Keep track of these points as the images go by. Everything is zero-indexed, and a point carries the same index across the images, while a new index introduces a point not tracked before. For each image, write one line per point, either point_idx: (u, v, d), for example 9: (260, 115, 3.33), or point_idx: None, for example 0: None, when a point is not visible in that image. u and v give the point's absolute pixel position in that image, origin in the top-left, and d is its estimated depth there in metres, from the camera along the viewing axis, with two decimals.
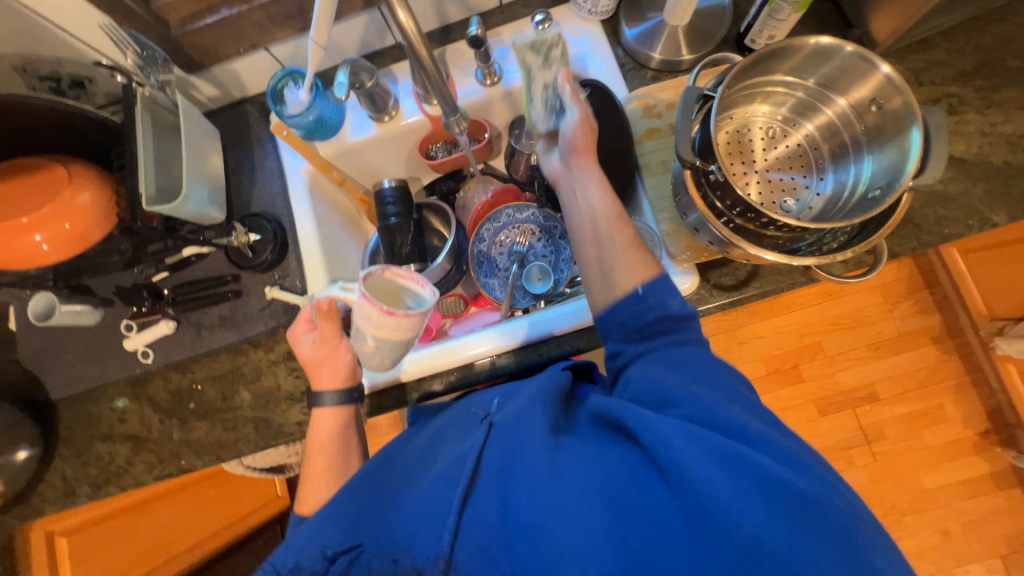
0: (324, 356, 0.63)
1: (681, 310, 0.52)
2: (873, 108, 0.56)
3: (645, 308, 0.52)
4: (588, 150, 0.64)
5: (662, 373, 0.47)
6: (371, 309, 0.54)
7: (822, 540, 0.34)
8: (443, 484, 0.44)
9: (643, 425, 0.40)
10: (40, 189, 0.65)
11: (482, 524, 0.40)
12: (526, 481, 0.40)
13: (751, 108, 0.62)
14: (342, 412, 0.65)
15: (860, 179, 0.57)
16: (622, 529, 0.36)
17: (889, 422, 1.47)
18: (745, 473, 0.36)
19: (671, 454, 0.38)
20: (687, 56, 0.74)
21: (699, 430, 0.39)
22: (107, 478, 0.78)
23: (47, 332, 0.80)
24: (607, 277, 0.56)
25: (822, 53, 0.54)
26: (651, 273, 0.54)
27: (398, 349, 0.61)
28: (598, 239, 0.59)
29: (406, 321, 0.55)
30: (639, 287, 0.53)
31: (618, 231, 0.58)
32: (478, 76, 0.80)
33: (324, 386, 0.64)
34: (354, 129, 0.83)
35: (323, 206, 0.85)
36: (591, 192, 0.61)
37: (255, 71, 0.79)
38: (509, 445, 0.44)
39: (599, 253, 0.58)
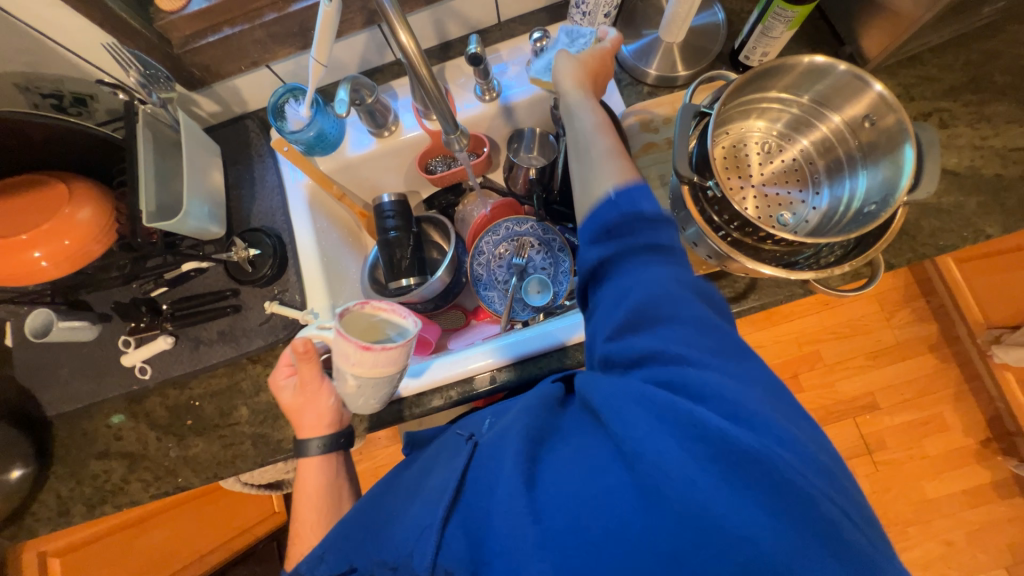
0: (306, 402, 0.65)
1: (655, 213, 0.48)
2: (867, 124, 0.57)
3: (615, 210, 0.49)
4: (591, 72, 0.62)
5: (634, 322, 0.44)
6: (347, 347, 0.55)
7: (775, 506, 0.34)
8: (427, 505, 0.46)
9: (608, 408, 0.41)
10: (41, 206, 0.64)
11: (458, 539, 0.42)
12: (494, 488, 0.42)
13: (748, 124, 0.63)
14: (329, 459, 0.67)
15: (855, 194, 0.57)
16: (583, 521, 0.37)
17: (889, 430, 1.46)
18: (695, 441, 0.36)
19: (627, 432, 0.39)
20: (682, 72, 0.75)
21: (657, 401, 0.39)
22: (103, 497, 0.76)
23: (44, 348, 0.80)
24: (588, 183, 0.52)
25: (816, 71, 0.56)
26: (632, 177, 0.51)
27: (381, 386, 0.62)
28: (583, 151, 0.56)
29: (383, 355, 0.56)
30: (613, 192, 0.50)
31: (603, 139, 0.56)
32: (477, 92, 0.81)
33: (309, 433, 0.66)
34: (354, 144, 0.83)
35: (323, 220, 0.85)
36: (586, 106, 0.58)
37: (256, 87, 0.80)
38: (485, 454, 0.46)
39: (582, 158, 0.55)
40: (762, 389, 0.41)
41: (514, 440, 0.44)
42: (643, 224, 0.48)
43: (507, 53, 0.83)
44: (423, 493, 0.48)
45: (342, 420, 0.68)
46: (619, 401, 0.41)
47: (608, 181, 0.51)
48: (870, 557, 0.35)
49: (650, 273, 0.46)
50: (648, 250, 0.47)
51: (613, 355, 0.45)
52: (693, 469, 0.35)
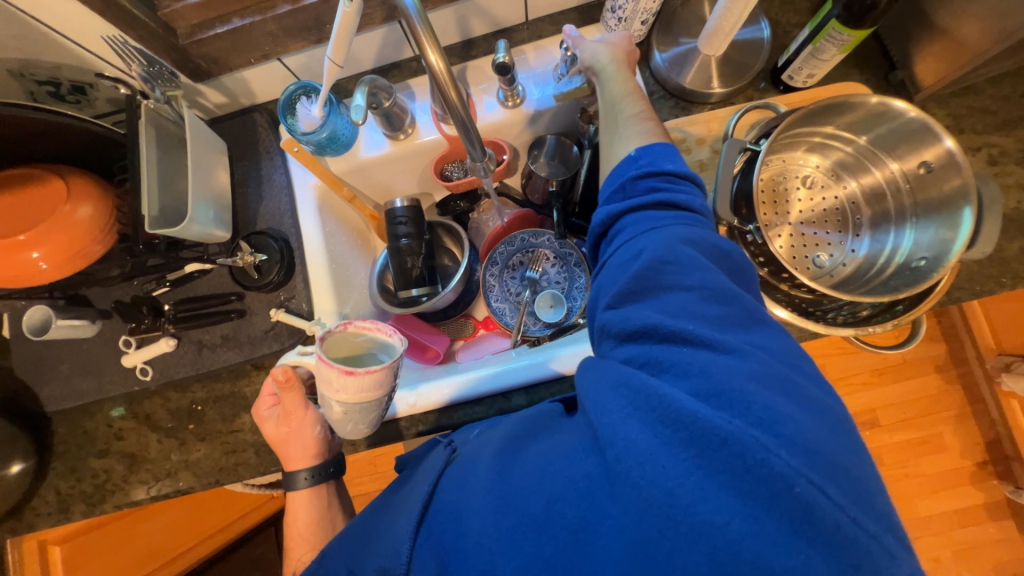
0: (289, 434, 0.64)
1: (675, 170, 0.51)
2: (923, 172, 0.53)
3: (633, 166, 0.52)
4: (626, 62, 0.63)
5: (631, 289, 0.45)
6: (331, 373, 0.55)
7: (745, 487, 0.33)
8: (408, 511, 0.48)
9: (589, 398, 0.42)
10: (38, 204, 0.61)
11: (438, 534, 0.44)
12: (474, 486, 0.44)
13: (793, 156, 0.60)
14: (321, 490, 0.66)
15: (899, 247, 0.55)
16: (554, 513, 0.38)
17: (886, 447, 1.47)
18: (664, 422, 0.36)
19: (601, 420, 0.39)
20: (718, 88, 0.71)
21: (629, 382, 0.40)
22: (103, 496, 0.76)
23: (43, 342, 0.78)
24: (613, 152, 0.57)
25: (881, 114, 0.52)
26: (656, 140, 0.55)
27: (370, 411, 0.61)
28: (612, 119, 0.60)
29: (367, 378, 0.56)
30: (635, 152, 0.53)
31: (632, 103, 0.59)
32: (500, 96, 0.77)
33: (295, 465, 0.65)
34: (368, 145, 0.79)
35: (332, 223, 0.82)
36: (614, 83, 0.61)
37: (265, 79, 0.76)
38: (471, 454, 0.49)
39: (613, 127, 0.59)
40: (767, 360, 0.39)
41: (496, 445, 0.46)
42: (664, 181, 0.50)
43: (533, 55, 0.78)
44: (408, 499, 0.51)
45: (328, 448, 0.68)
46: (599, 394, 0.41)
47: (631, 145, 0.55)
48: (859, 545, 0.33)
49: (657, 237, 0.46)
50: (664, 205, 0.49)
51: (610, 324, 0.45)
52: (663, 457, 0.35)
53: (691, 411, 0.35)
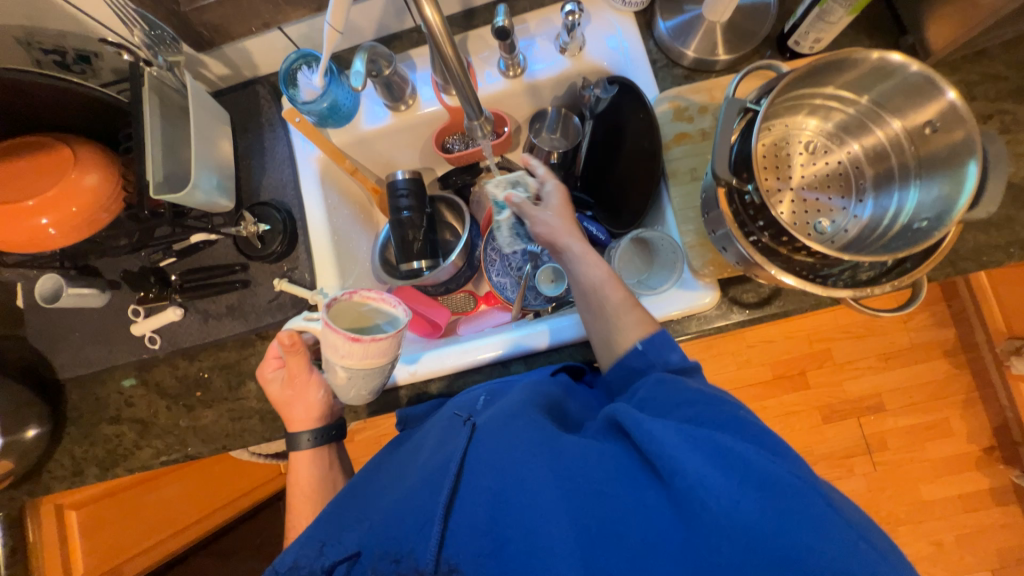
0: (294, 396, 0.66)
1: (682, 362, 0.55)
2: (928, 132, 0.52)
3: (646, 363, 0.55)
4: (569, 220, 0.68)
5: (670, 381, 0.50)
6: (337, 339, 0.56)
7: (820, 526, 0.35)
8: (432, 490, 0.48)
9: (636, 424, 0.43)
10: (46, 169, 0.62)
11: (472, 520, 0.43)
12: (517, 480, 0.44)
13: (795, 120, 0.60)
14: (322, 454, 0.68)
15: (903, 208, 0.54)
16: (620, 531, 0.39)
17: (892, 432, 1.45)
18: (722, 458, 0.39)
19: (657, 447, 0.40)
20: (723, 56, 0.70)
21: (690, 430, 0.41)
22: (115, 461, 0.78)
23: (54, 312, 0.80)
24: (613, 342, 0.59)
25: (882, 71, 0.51)
26: (651, 328, 0.58)
27: (374, 378, 0.63)
28: (599, 310, 0.61)
29: (374, 346, 0.57)
30: (639, 343, 0.57)
31: (613, 293, 0.61)
32: (501, 67, 0.76)
33: (299, 427, 0.67)
34: (369, 117, 0.80)
35: (334, 195, 0.83)
36: (582, 272, 0.63)
37: (268, 52, 0.77)
38: (500, 441, 0.48)
39: (603, 318, 0.61)
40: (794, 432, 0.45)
41: (541, 453, 0.45)
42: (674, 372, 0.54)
43: (535, 25, 0.77)
44: (426, 474, 0.50)
45: (331, 412, 0.69)
46: (649, 421, 0.43)
47: (631, 336, 0.57)
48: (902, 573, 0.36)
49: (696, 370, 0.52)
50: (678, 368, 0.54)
51: (652, 398, 0.49)
52: (723, 485, 0.37)
53: (748, 455, 0.39)
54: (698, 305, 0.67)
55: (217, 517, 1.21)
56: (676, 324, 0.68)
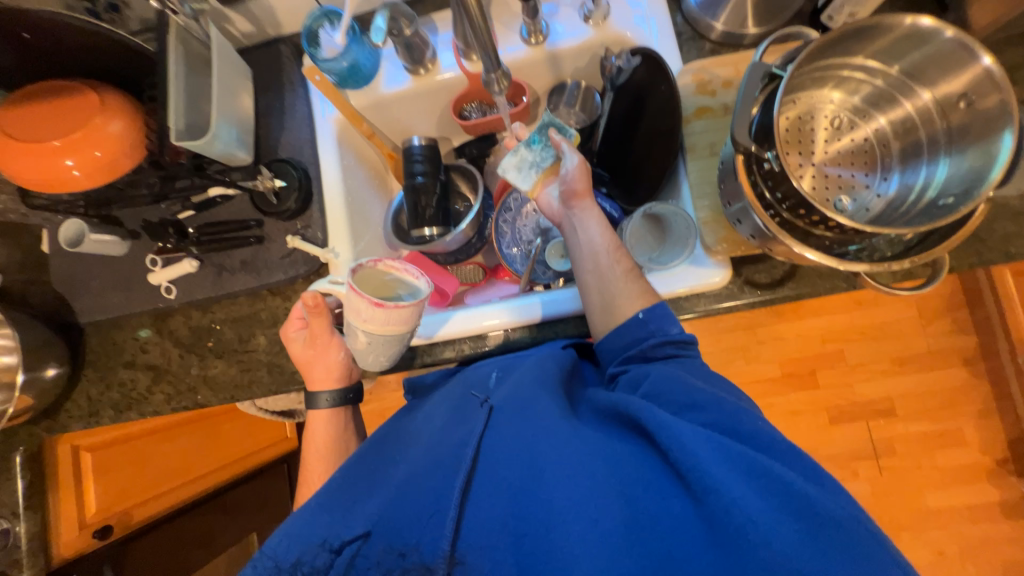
0: (316, 355, 0.66)
1: (681, 336, 0.56)
2: (962, 105, 0.50)
3: (647, 333, 0.56)
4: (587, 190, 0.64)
5: (690, 378, 0.49)
6: (360, 302, 0.56)
7: (842, 548, 0.36)
8: (447, 473, 0.48)
9: (662, 430, 0.42)
10: (73, 113, 0.64)
11: (488, 513, 0.43)
12: (537, 476, 0.44)
13: (820, 93, 0.59)
14: (338, 415, 0.69)
15: (930, 183, 0.52)
16: (643, 537, 0.39)
17: (902, 438, 1.42)
18: (752, 476, 0.39)
19: (686, 457, 0.40)
20: (752, 29, 0.68)
21: (720, 440, 0.41)
22: (129, 404, 0.81)
23: (76, 258, 0.82)
24: (609, 307, 0.59)
25: (915, 37, 0.49)
26: (651, 300, 0.58)
27: (393, 344, 0.63)
28: (600, 272, 0.60)
29: (394, 312, 0.57)
30: (642, 313, 0.57)
31: (617, 263, 0.60)
32: (523, 33, 0.75)
33: (319, 386, 0.67)
34: (388, 80, 0.80)
35: (350, 157, 0.83)
36: (591, 230, 0.61)
37: (292, 9, 0.78)
38: (519, 433, 0.48)
39: (601, 282, 0.60)
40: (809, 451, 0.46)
41: (563, 449, 0.45)
42: (676, 347, 0.55)
43: None
44: (440, 455, 0.50)
45: (351, 376, 0.70)
46: (678, 427, 0.42)
47: (631, 306, 0.58)
48: None
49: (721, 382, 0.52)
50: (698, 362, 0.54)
51: (661, 395, 0.48)
52: (751, 500, 0.37)
53: (780, 474, 0.39)
54: (709, 283, 0.66)
55: (220, 476, 1.22)
56: (683, 301, 0.67)
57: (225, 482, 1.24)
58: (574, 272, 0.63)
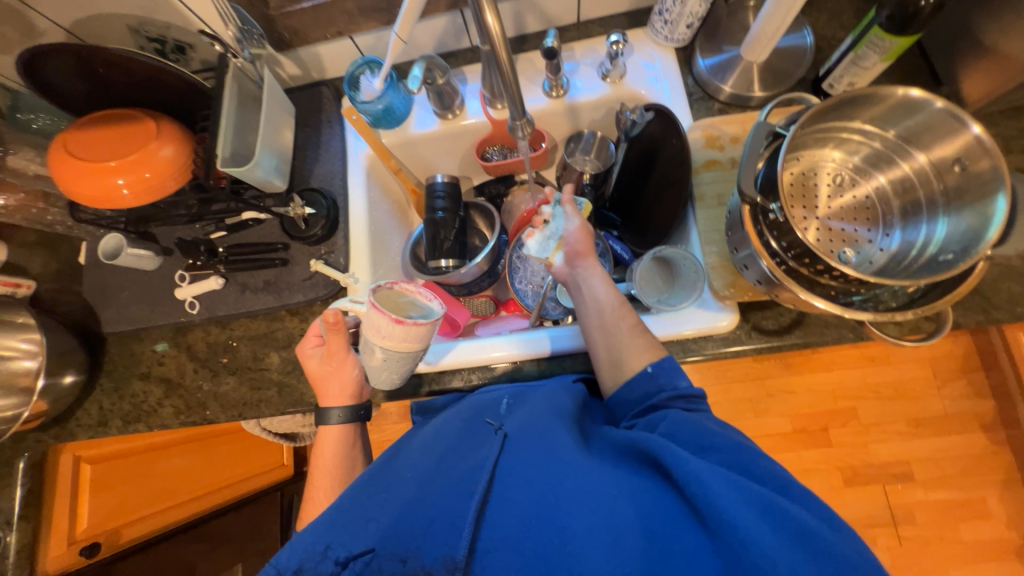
0: (331, 372, 0.67)
1: (690, 390, 0.56)
2: (957, 168, 0.53)
3: (656, 389, 0.56)
4: (589, 250, 0.69)
5: (706, 422, 0.50)
6: (381, 319, 0.58)
7: None
8: (461, 495, 0.48)
9: (679, 466, 0.42)
10: (131, 138, 0.70)
11: (502, 534, 0.44)
12: (552, 504, 0.44)
13: (822, 152, 0.62)
14: (347, 431, 0.69)
15: (932, 239, 0.55)
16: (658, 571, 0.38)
17: (921, 505, 1.35)
18: (774, 518, 0.38)
19: (707, 496, 0.39)
20: (758, 93, 0.73)
21: (742, 481, 0.40)
22: (138, 416, 0.82)
23: (109, 270, 0.86)
24: (617, 364, 0.60)
25: (907, 106, 0.53)
26: (659, 354, 0.59)
27: (406, 362, 0.65)
28: (605, 329, 0.62)
29: (414, 330, 0.60)
30: (650, 367, 0.57)
31: (622, 319, 0.62)
32: (545, 88, 0.82)
33: (331, 403, 0.67)
34: (418, 122, 0.86)
35: (376, 191, 0.89)
36: (596, 286, 0.65)
37: (337, 57, 0.87)
38: (535, 460, 0.48)
39: (607, 337, 0.62)
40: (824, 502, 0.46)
41: (578, 480, 0.45)
42: (688, 404, 0.55)
43: (580, 52, 0.84)
44: (453, 477, 0.50)
45: (362, 393, 0.71)
46: (701, 465, 0.41)
47: (638, 361, 0.58)
48: None
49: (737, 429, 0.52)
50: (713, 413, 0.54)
51: (677, 435, 0.49)
52: (775, 543, 0.36)
53: (801, 518, 0.39)
54: (716, 328, 0.67)
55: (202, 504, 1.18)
56: (690, 343, 0.68)
57: (209, 510, 1.20)
58: (582, 329, 0.65)
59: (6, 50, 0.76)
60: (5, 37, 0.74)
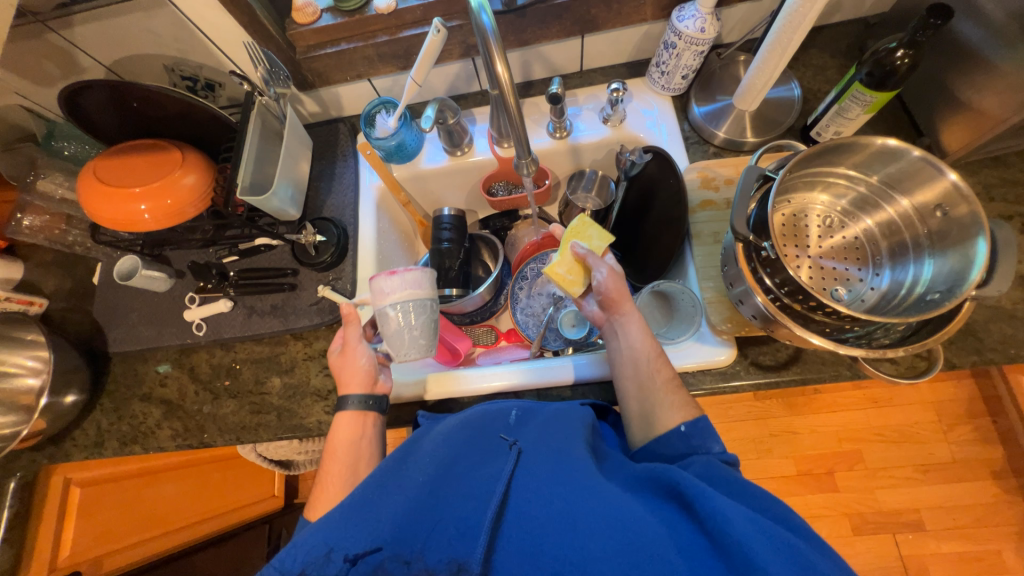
0: (346, 361, 0.68)
1: (723, 455, 0.54)
2: (938, 213, 0.56)
3: (688, 448, 0.54)
4: (623, 296, 0.67)
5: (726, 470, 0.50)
6: (378, 280, 0.66)
7: None
8: (474, 506, 0.46)
9: (708, 502, 0.42)
10: (157, 166, 0.74)
11: (515, 549, 0.42)
12: (569, 523, 0.43)
13: (810, 196, 0.65)
14: (361, 421, 0.66)
15: (920, 278, 0.57)
16: None
17: (935, 558, 1.29)
18: (797, 563, 0.38)
19: (730, 532, 0.39)
20: (751, 138, 0.77)
21: (764, 523, 0.41)
22: (135, 437, 0.81)
23: (122, 292, 0.89)
24: (649, 420, 0.59)
25: (886, 154, 0.57)
26: (693, 413, 0.57)
27: (421, 318, 0.69)
28: (642, 384, 0.61)
29: (410, 275, 0.67)
30: (683, 425, 0.56)
31: (657, 372, 0.61)
32: (549, 129, 0.87)
33: (347, 391, 0.66)
34: (428, 158, 0.91)
35: (386, 221, 0.92)
36: (632, 335, 0.64)
37: (355, 97, 0.93)
38: (552, 480, 0.48)
39: (641, 390, 0.61)
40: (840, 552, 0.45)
41: (596, 504, 0.44)
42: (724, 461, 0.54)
43: (583, 98, 0.90)
44: (465, 488, 0.49)
45: (379, 384, 0.69)
46: (724, 503, 0.42)
47: (670, 419, 0.57)
48: None
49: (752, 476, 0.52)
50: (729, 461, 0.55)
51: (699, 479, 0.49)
52: None
53: (819, 565, 0.39)
54: (714, 361, 0.68)
55: (180, 539, 1.13)
56: (689, 377, 0.68)
57: (186, 542, 1.16)
58: (615, 378, 0.65)
59: (47, 84, 0.81)
60: (48, 73, 0.80)
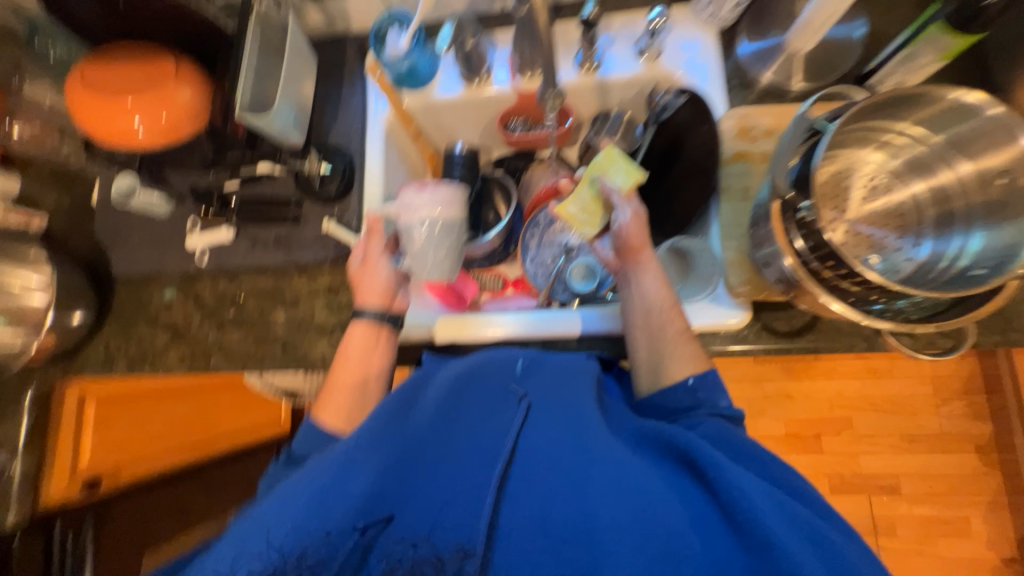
0: (366, 273, 0.69)
1: (729, 409, 0.55)
2: (1001, 180, 0.51)
3: (694, 400, 0.55)
4: (641, 241, 0.63)
5: (734, 432, 0.50)
6: (407, 192, 0.69)
7: None
8: (482, 465, 0.46)
9: (721, 473, 0.42)
10: (150, 75, 0.68)
11: (526, 513, 0.43)
12: (580, 487, 0.43)
13: (862, 152, 0.61)
14: (374, 332, 0.67)
15: (964, 251, 0.53)
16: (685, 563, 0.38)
17: (904, 519, 1.36)
18: (800, 530, 0.40)
19: (741, 503, 0.40)
20: (799, 84, 0.71)
21: (772, 494, 0.42)
22: (143, 359, 0.82)
23: (121, 212, 0.86)
24: (658, 370, 0.58)
25: (958, 111, 0.52)
26: (703, 366, 0.57)
27: (445, 235, 0.69)
28: (653, 333, 0.60)
29: (439, 190, 0.68)
30: (692, 378, 0.56)
31: (670, 323, 0.59)
32: (577, 60, 0.79)
33: (365, 303, 0.68)
34: (442, 87, 0.84)
35: (394, 154, 0.86)
36: (647, 284, 0.61)
37: (364, 10, 0.84)
38: (561, 439, 0.47)
39: (652, 342, 0.59)
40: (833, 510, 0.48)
41: (607, 466, 0.44)
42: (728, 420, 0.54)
43: (618, 25, 0.80)
44: (472, 444, 0.48)
45: (395, 302, 0.69)
46: (736, 474, 0.42)
47: (678, 370, 0.56)
48: None
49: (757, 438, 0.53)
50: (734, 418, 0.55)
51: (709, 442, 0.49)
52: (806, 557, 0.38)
53: (819, 529, 0.41)
54: (727, 323, 0.67)
55: (192, 454, 1.20)
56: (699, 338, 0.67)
57: (198, 457, 1.23)
58: (624, 325, 0.64)
59: None
60: None
